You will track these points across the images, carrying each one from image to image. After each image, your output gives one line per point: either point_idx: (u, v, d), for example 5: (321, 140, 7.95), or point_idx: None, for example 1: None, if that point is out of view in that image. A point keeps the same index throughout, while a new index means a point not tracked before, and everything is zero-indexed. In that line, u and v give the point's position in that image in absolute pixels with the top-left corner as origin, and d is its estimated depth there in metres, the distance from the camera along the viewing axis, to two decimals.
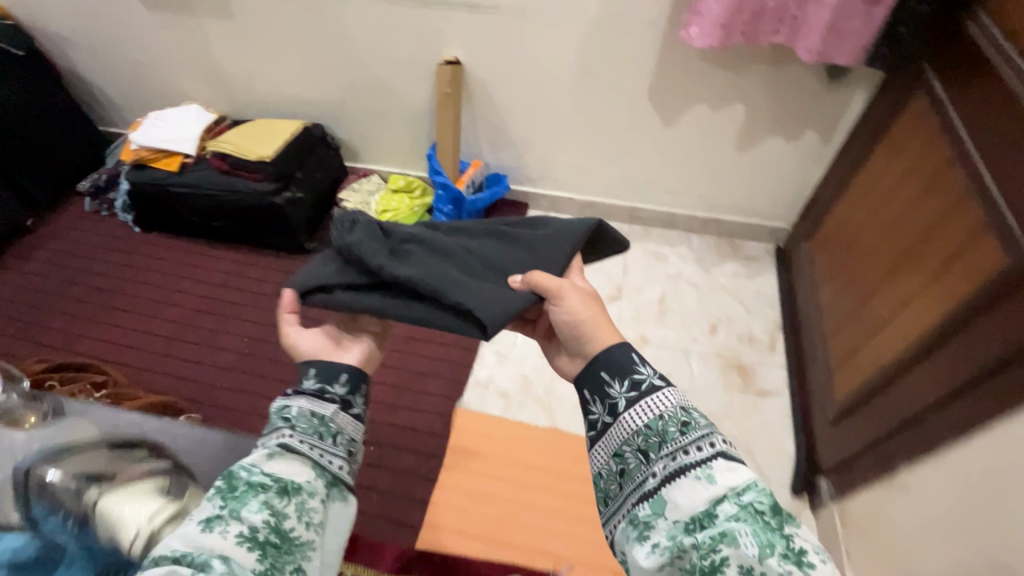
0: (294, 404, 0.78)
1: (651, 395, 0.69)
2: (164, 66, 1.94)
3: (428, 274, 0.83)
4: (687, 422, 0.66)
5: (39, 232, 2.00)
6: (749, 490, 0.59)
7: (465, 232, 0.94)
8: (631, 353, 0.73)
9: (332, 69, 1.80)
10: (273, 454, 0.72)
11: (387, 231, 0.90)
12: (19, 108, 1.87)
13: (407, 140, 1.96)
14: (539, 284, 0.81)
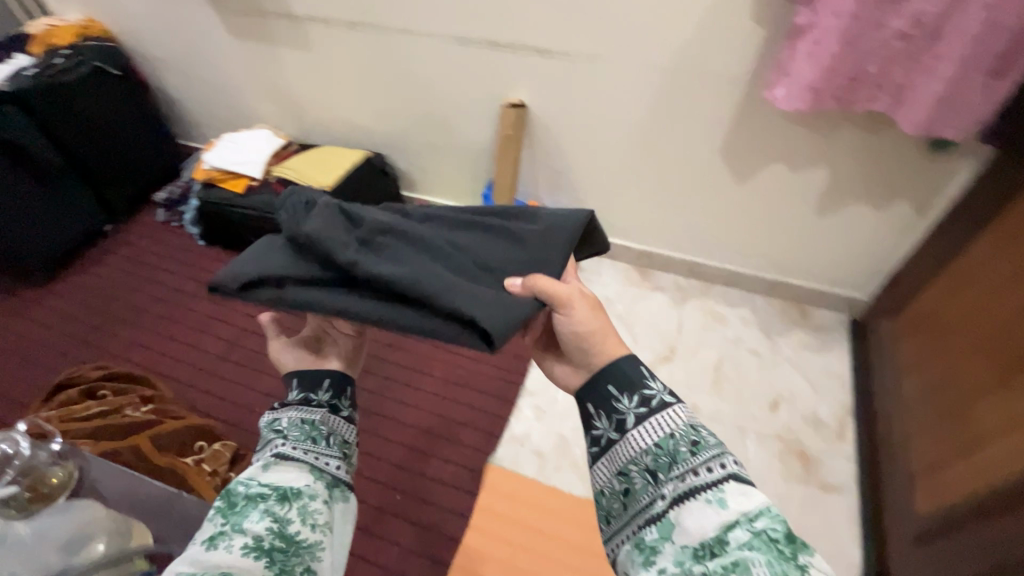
0: (283, 417, 0.85)
1: (660, 413, 0.69)
2: (242, 90, 2.03)
3: (408, 269, 0.74)
4: (698, 442, 0.66)
5: (114, 237, 2.12)
6: (761, 516, 0.59)
7: (442, 222, 0.87)
8: (640, 366, 0.74)
9: (398, 103, 1.81)
10: (270, 464, 0.78)
11: (352, 220, 0.81)
12: (108, 122, 2.00)
13: (465, 176, 1.95)
14: (547, 290, 0.76)
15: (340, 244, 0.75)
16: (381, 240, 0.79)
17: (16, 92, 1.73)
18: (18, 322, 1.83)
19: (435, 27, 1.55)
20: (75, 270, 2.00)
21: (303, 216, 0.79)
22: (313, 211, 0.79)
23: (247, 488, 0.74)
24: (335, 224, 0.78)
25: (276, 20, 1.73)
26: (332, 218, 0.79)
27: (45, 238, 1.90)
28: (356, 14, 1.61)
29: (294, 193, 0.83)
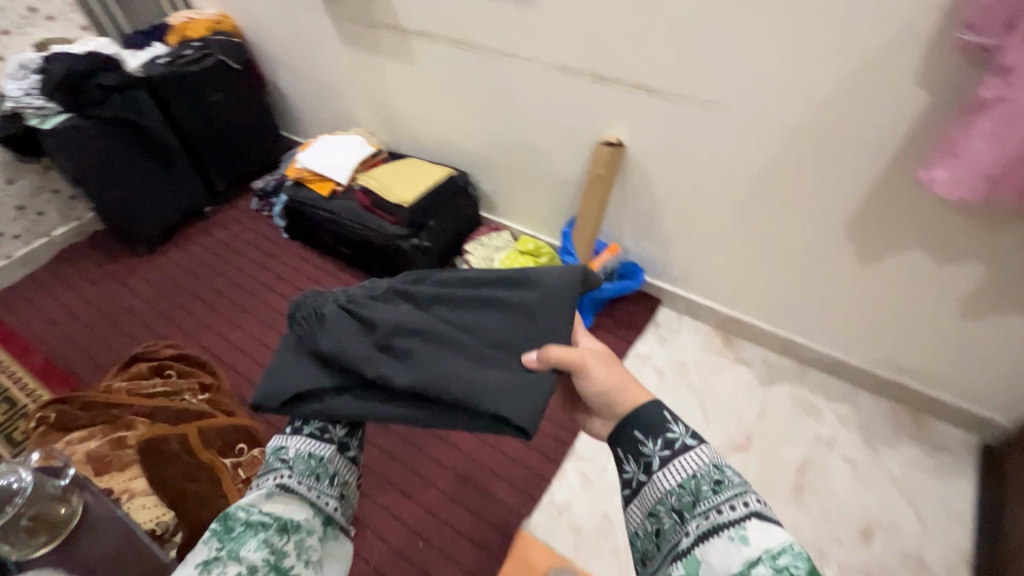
0: (290, 447, 0.78)
1: (683, 454, 0.69)
2: (345, 93, 2.06)
3: (431, 377, 0.75)
4: (721, 481, 0.65)
5: (212, 219, 2.24)
6: (784, 553, 0.57)
7: (453, 298, 0.84)
8: (663, 411, 0.74)
9: (490, 124, 1.74)
10: (272, 493, 0.72)
11: (365, 321, 0.79)
12: (223, 113, 2.10)
13: (547, 206, 1.85)
14: (562, 360, 0.76)
15: (360, 359, 0.76)
16: (399, 340, 0.78)
17: (147, 79, 1.87)
18: (116, 288, 1.97)
19: (540, 53, 1.46)
20: (171, 245, 2.13)
21: (315, 330, 0.79)
22: (321, 322, 0.79)
23: (247, 514, 0.68)
24: (349, 334, 0.78)
25: (384, 31, 1.72)
26: (343, 326, 0.79)
27: (151, 214, 2.04)
28: (462, 31, 1.55)
29: (297, 305, 0.81)
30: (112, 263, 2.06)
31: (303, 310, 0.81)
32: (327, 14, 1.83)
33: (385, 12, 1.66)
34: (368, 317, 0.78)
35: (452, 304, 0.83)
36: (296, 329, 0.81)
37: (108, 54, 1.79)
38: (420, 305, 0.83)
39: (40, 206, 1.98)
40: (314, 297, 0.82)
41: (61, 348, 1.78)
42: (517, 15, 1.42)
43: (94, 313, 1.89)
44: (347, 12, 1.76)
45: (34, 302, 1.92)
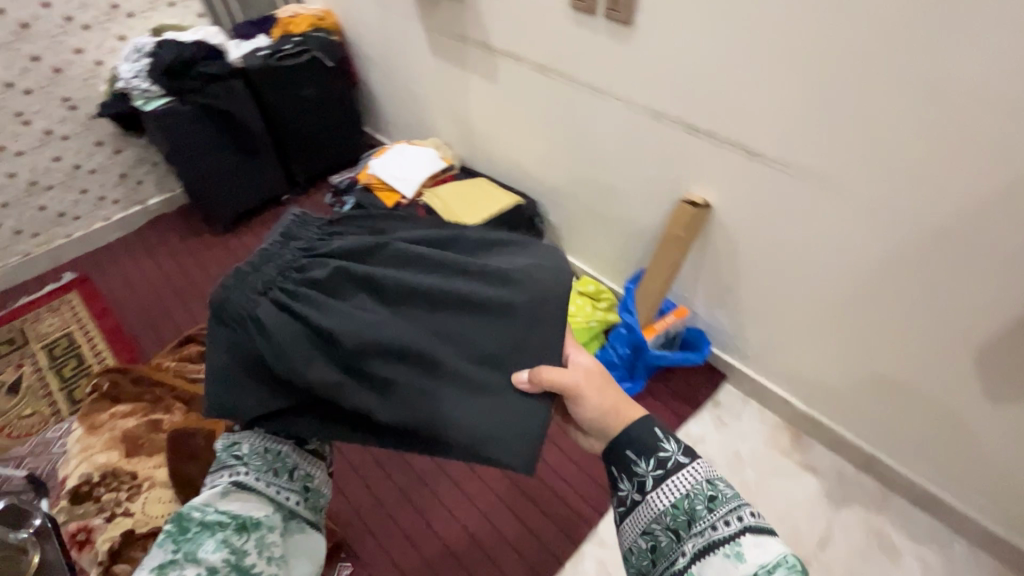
0: (243, 441, 0.75)
1: (676, 473, 0.71)
2: (428, 102, 2.02)
3: (412, 404, 0.73)
4: (715, 499, 0.67)
5: (287, 208, 2.31)
6: (780, 567, 0.59)
7: (424, 302, 0.79)
8: (655, 428, 0.76)
9: (568, 159, 1.62)
10: (229, 491, 0.71)
11: (324, 335, 0.74)
12: (311, 106, 2.15)
13: (615, 252, 1.70)
14: (557, 383, 0.76)
15: (327, 382, 0.71)
16: (371, 361, 0.73)
17: (246, 70, 1.93)
18: (190, 264, 2.08)
19: (631, 94, 1.31)
20: (245, 230, 2.21)
21: (263, 345, 0.72)
22: (266, 332, 0.73)
23: (202, 515, 0.68)
24: (307, 351, 0.73)
25: (474, 47, 1.65)
26: (290, 333, 0.73)
27: (231, 198, 2.12)
28: (551, 60, 1.43)
29: (233, 312, 0.74)
30: (192, 238, 2.17)
31: (236, 312, 0.74)
32: (421, 23, 1.78)
33: (476, 29, 1.59)
34: (320, 326, 0.73)
35: (416, 303, 0.79)
36: (231, 336, 0.74)
37: (215, 44, 1.87)
38: (382, 302, 0.78)
39: (140, 175, 2.13)
40: (244, 297, 0.75)
41: (132, 314, 1.90)
42: (613, 52, 1.28)
43: (166, 285, 2.00)
44: (440, 23, 1.70)
45: (120, 264, 2.07)
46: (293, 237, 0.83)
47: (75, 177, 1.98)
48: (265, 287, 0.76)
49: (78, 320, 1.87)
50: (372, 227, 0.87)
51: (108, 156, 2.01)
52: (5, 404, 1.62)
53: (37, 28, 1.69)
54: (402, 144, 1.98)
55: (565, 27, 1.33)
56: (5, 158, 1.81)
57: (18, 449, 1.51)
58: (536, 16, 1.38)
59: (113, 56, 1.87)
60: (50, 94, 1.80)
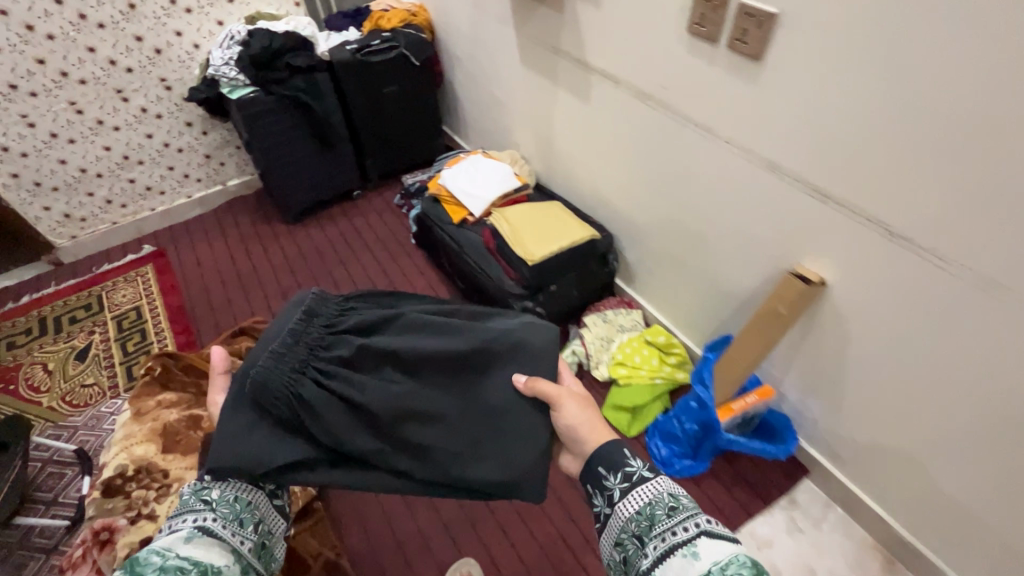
0: (214, 488, 0.85)
1: (640, 485, 0.81)
2: (510, 112, 1.89)
3: (443, 467, 0.87)
4: (675, 507, 0.77)
5: (356, 204, 2.27)
6: (730, 564, 0.66)
7: (438, 368, 0.93)
8: (623, 449, 0.87)
9: (656, 198, 1.43)
10: (192, 537, 0.77)
11: (357, 405, 0.88)
12: (391, 104, 2.10)
13: (693, 306, 1.50)
14: (540, 391, 0.92)
15: (366, 449, 0.86)
16: (403, 425, 0.88)
17: (332, 63, 1.88)
18: (257, 251, 2.10)
19: (746, 140, 1.10)
20: (313, 222, 2.20)
21: (306, 418, 0.86)
22: (307, 408, 0.87)
23: (163, 560, 0.71)
24: (344, 422, 0.87)
25: (567, 61, 1.48)
26: (330, 407, 0.87)
27: (302, 190, 2.10)
28: (654, 88, 1.24)
29: (274, 393, 0.87)
30: (262, 224, 2.19)
31: (279, 390, 0.87)
32: (514, 30, 1.64)
33: (573, 45, 1.42)
34: (358, 402, 0.87)
35: (433, 372, 0.93)
36: (274, 411, 0.87)
37: (305, 35, 1.83)
38: (402, 371, 0.93)
39: (223, 157, 2.17)
40: (283, 376, 0.88)
41: (196, 296, 1.93)
42: (732, 88, 1.07)
43: (231, 270, 2.03)
44: (534, 32, 1.55)
45: (194, 242, 2.13)
46: (315, 316, 0.97)
47: (164, 154, 2.04)
48: (302, 364, 0.91)
49: (147, 294, 1.93)
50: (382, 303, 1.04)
51: (196, 137, 2.06)
52: (72, 369, 1.70)
53: (143, 9, 1.72)
54: (479, 154, 1.86)
55: (677, 54, 1.14)
56: (103, 132, 1.88)
57: (74, 418, 1.57)
58: (644, 38, 1.20)
59: (210, 40, 1.88)
60: (149, 74, 1.85)
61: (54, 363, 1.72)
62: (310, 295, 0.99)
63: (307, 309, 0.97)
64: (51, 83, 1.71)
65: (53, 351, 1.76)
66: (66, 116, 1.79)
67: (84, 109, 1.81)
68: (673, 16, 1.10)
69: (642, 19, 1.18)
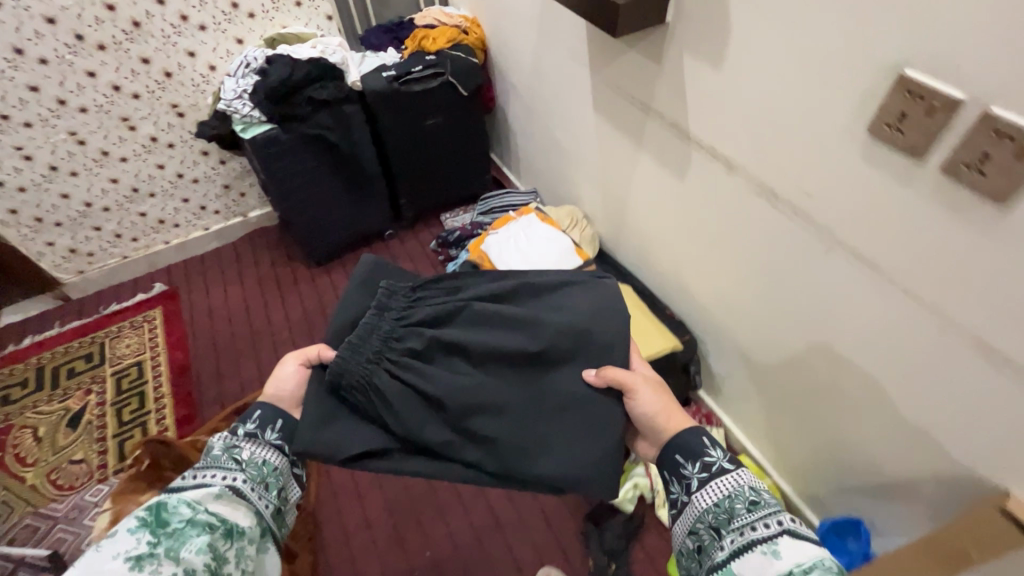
0: (245, 448, 0.85)
1: (720, 477, 0.79)
2: (575, 161, 1.55)
3: (509, 459, 0.88)
4: (756, 502, 0.75)
5: (387, 246, 1.99)
6: (814, 568, 0.65)
7: (505, 357, 0.93)
8: (703, 438, 0.84)
9: (766, 316, 1.07)
10: (222, 494, 0.78)
11: (431, 399, 0.91)
12: (432, 137, 1.78)
13: (800, 449, 1.15)
14: (615, 381, 0.89)
15: (438, 439, 0.89)
16: (472, 418, 0.90)
17: (364, 93, 1.58)
18: (274, 299, 1.86)
19: (942, 297, 0.73)
20: (337, 267, 1.94)
21: (379, 405, 0.91)
22: (382, 397, 0.91)
23: (192, 512, 0.73)
24: (417, 410, 0.91)
25: (658, 123, 1.12)
26: (403, 397, 0.91)
27: (326, 232, 1.83)
28: (792, 188, 0.88)
29: (350, 378, 0.92)
30: (283, 265, 1.95)
31: (356, 380, 0.92)
32: (589, 71, 1.28)
33: (671, 107, 1.06)
34: (430, 393, 0.90)
35: (501, 365, 0.93)
36: (350, 400, 0.93)
37: (333, 61, 1.52)
38: (468, 361, 0.94)
39: (244, 187, 1.93)
40: (360, 367, 0.93)
41: (205, 352, 1.72)
42: (931, 222, 0.70)
43: (244, 321, 1.80)
44: (615, 79, 1.20)
45: (210, 284, 1.91)
46: (385, 309, 0.99)
47: (177, 185, 1.81)
48: (375, 357, 0.94)
49: (152, 346, 1.74)
50: (451, 288, 1.02)
51: (213, 166, 1.82)
52: (62, 440, 1.52)
53: (150, 27, 1.47)
54: (535, 213, 1.55)
55: (840, 154, 0.78)
56: (109, 163, 1.66)
57: (57, 506, 1.37)
58: (787, 121, 0.84)
59: (228, 60, 1.62)
60: (158, 99, 1.60)
61: (46, 429, 1.54)
62: (380, 289, 1.01)
63: (376, 302, 0.99)
64: (48, 113, 1.49)
65: (46, 413, 1.57)
66: (67, 147, 1.57)
67: (86, 139, 1.58)
68: (846, 101, 0.73)
69: (787, 95, 0.82)
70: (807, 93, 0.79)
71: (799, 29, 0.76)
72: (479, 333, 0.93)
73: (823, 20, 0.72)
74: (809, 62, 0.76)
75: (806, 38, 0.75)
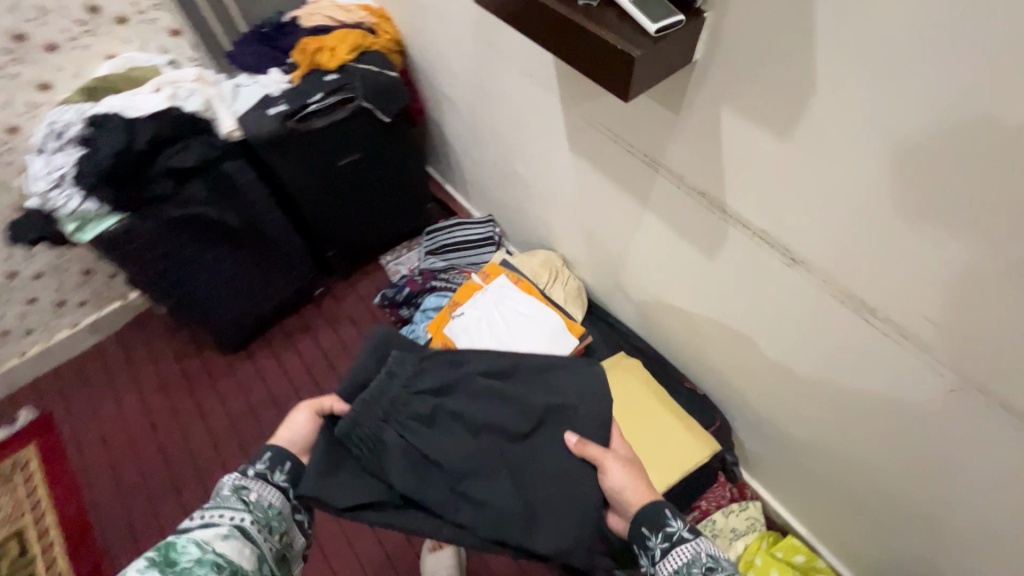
0: (253, 489, 0.73)
1: (678, 545, 0.70)
2: (544, 199, 1.22)
3: (500, 525, 0.76)
4: (715, 568, 0.67)
5: (320, 311, 1.61)
6: None
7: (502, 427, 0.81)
8: (664, 507, 0.73)
9: (831, 426, 0.85)
10: (227, 536, 0.67)
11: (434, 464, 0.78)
12: (352, 176, 1.38)
13: (861, 549, 0.99)
14: (589, 458, 0.79)
15: (439, 500, 0.77)
16: (468, 484, 0.78)
17: (248, 142, 1.16)
18: (189, 409, 1.46)
19: None
20: (263, 349, 1.54)
21: (383, 462, 0.77)
22: (388, 454, 0.78)
23: (200, 551, 0.64)
24: (425, 470, 0.78)
25: (672, 186, 0.82)
26: (411, 457, 0.78)
27: (237, 315, 1.43)
28: (895, 307, 0.63)
29: (358, 428, 0.78)
30: (191, 358, 1.54)
31: (366, 435, 0.78)
32: (562, 102, 0.94)
33: (694, 172, 0.76)
34: (436, 456, 0.78)
35: (496, 433, 0.81)
36: (354, 454, 0.78)
37: (189, 110, 1.08)
38: (468, 430, 0.81)
39: (112, 267, 1.47)
40: (371, 420, 0.79)
41: (109, 500, 1.34)
42: None
43: (154, 444, 1.41)
44: (603, 117, 0.86)
45: (96, 400, 1.48)
46: (397, 372, 0.82)
47: (14, 286, 1.34)
48: (387, 414, 0.80)
49: (31, 501, 1.34)
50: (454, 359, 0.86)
51: (59, 253, 1.35)
52: None
53: None
54: (505, 273, 1.22)
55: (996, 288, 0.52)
56: None
57: None
58: (907, 227, 0.56)
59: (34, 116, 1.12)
60: None
61: None
62: (392, 357, 0.83)
63: (388, 366, 0.82)
64: None
65: None
66: None
67: None
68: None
69: (913, 194, 0.54)
70: (951, 201, 0.51)
71: (961, 112, 0.47)
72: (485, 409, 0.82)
73: (1010, 108, 0.44)
74: (973, 161, 0.48)
75: (963, 127, 0.47)
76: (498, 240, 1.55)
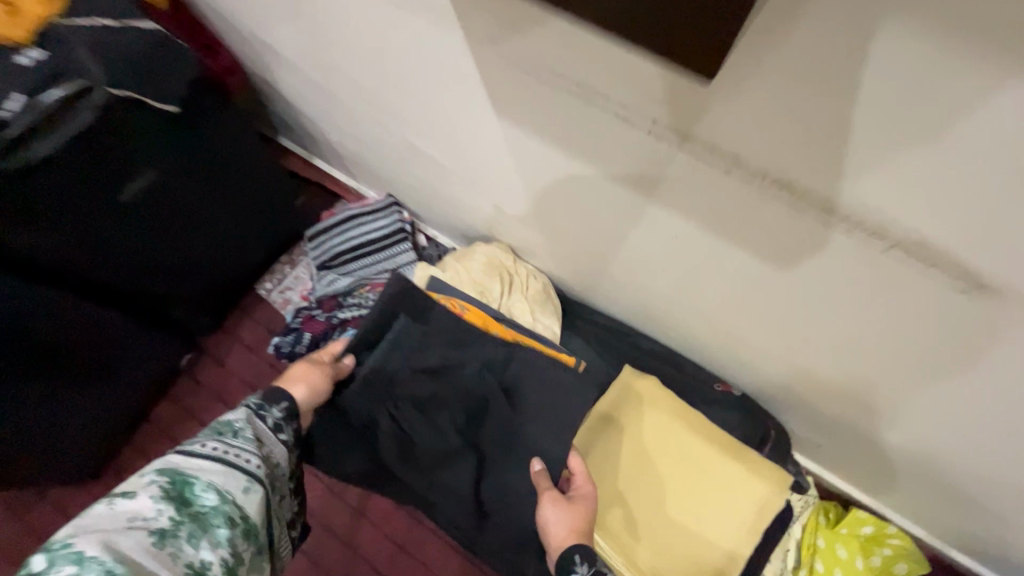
0: (268, 441, 0.63)
1: None
2: (467, 179, 0.81)
3: (471, 504, 0.79)
4: None
5: (199, 385, 1.16)
6: None
7: (494, 417, 0.79)
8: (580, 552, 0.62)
9: (947, 430, 0.62)
10: (247, 485, 0.58)
11: (418, 453, 0.78)
12: (163, 200, 0.87)
13: (976, 527, 0.80)
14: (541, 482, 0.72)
15: (416, 481, 0.79)
16: (444, 470, 0.79)
17: None
18: None
19: None
20: (137, 463, 1.10)
21: (375, 439, 0.78)
22: (382, 434, 0.77)
23: (219, 496, 0.55)
24: (407, 453, 0.78)
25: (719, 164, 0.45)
26: (401, 440, 0.78)
27: (73, 437, 0.97)
28: None
29: (355, 407, 0.76)
30: (36, 505, 1.09)
31: (362, 414, 0.77)
32: (468, 40, 0.53)
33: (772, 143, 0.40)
34: (421, 442, 0.78)
35: (489, 419, 0.79)
36: (353, 426, 0.78)
37: None
38: (459, 424, 0.78)
39: None
40: (369, 400, 0.76)
41: None
42: None
43: None
44: (557, 55, 0.48)
45: None
46: (401, 343, 0.78)
47: None
48: (385, 395, 0.77)
49: None
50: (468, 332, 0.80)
51: None
52: None
53: None
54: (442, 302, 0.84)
55: None
56: None
57: None
58: None
59: None
60: None
61: None
62: (400, 321, 0.79)
63: (394, 335, 0.78)
64: None
65: None
66: None
67: None
68: None
69: None
70: None
71: None
72: (481, 401, 0.79)
73: None
74: None
75: None
76: (411, 229, 1.12)
